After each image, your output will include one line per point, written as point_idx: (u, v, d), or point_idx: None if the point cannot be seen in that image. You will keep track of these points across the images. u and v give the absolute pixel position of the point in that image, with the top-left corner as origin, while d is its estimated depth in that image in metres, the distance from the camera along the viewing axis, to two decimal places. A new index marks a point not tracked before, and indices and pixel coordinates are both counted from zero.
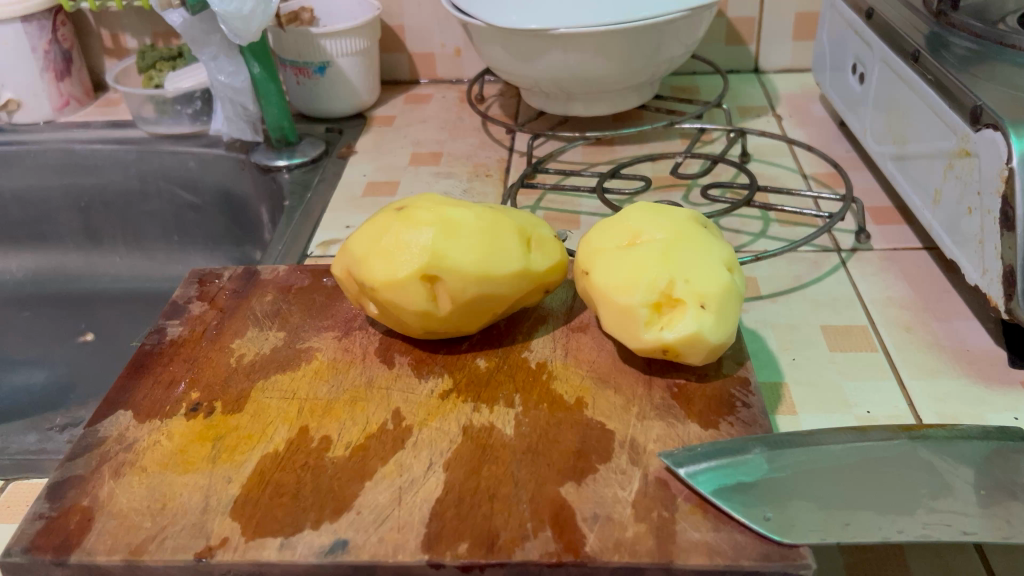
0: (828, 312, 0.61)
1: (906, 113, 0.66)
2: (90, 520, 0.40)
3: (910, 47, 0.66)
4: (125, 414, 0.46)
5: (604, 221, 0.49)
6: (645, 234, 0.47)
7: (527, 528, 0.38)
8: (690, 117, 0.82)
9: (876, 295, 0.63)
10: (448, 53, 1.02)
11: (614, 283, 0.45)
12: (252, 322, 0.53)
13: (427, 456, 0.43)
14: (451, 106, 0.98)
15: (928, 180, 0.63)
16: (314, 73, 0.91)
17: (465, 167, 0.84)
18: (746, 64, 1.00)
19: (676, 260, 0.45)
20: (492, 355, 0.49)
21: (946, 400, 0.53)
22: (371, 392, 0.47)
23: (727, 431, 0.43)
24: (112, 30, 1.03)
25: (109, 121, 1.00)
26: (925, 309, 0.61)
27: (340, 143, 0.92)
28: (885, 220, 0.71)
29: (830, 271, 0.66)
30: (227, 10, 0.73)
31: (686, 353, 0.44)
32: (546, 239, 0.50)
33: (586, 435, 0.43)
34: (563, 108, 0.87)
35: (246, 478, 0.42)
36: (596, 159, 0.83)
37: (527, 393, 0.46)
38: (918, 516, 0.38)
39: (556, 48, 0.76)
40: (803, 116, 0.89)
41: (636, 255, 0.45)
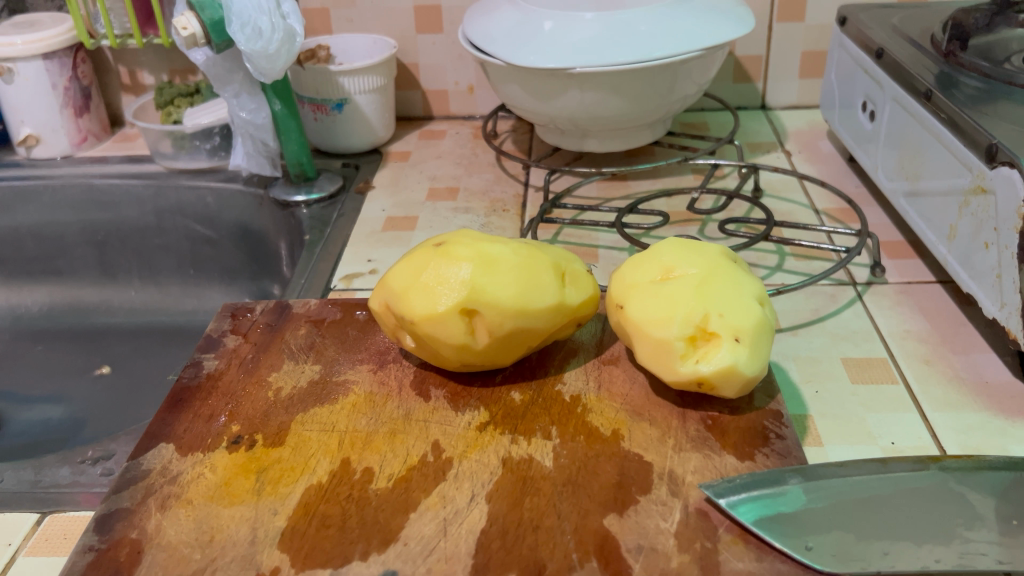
0: (848, 346, 0.63)
1: (919, 150, 0.68)
2: (139, 553, 0.41)
3: (921, 86, 0.68)
4: (166, 447, 0.47)
5: (637, 256, 0.50)
6: (678, 268, 0.48)
7: (572, 558, 0.39)
8: (703, 153, 0.84)
9: (894, 328, 0.64)
10: (461, 90, 1.04)
11: (648, 317, 0.46)
12: (287, 356, 0.54)
13: (469, 488, 0.43)
14: (465, 142, 0.99)
15: (943, 216, 0.64)
16: (332, 109, 0.93)
17: (482, 203, 0.86)
18: (754, 101, 1.02)
19: (710, 294, 0.46)
20: (526, 388, 0.50)
21: (968, 432, 0.54)
22: (409, 425, 0.48)
23: (763, 463, 0.44)
24: (130, 67, 1.04)
25: (126, 156, 1.01)
26: (943, 343, 0.62)
27: (357, 179, 0.93)
28: (898, 255, 0.72)
29: (847, 305, 0.67)
30: (253, 49, 0.74)
31: (721, 386, 0.45)
32: (579, 274, 0.51)
33: (625, 467, 0.44)
34: (578, 145, 0.88)
35: (291, 510, 0.42)
36: (612, 194, 0.84)
37: (563, 426, 0.47)
38: (954, 546, 0.40)
39: (573, 86, 0.78)
40: (812, 152, 0.91)
41: (671, 290, 0.46)
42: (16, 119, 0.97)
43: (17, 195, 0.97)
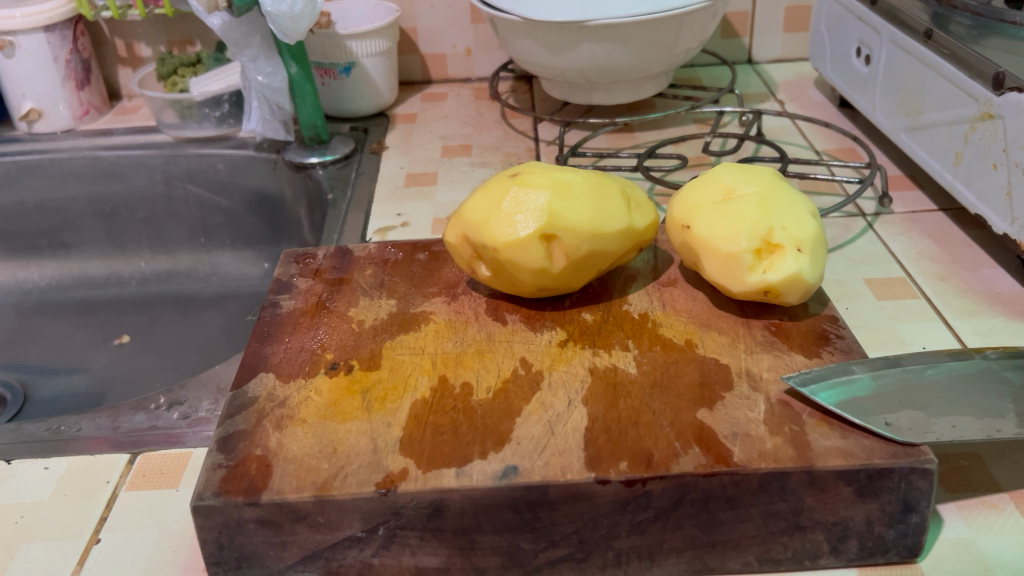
0: (868, 268, 0.67)
1: (920, 87, 0.73)
2: (268, 466, 0.43)
3: (920, 27, 0.72)
4: (267, 376, 0.49)
5: (695, 181, 0.54)
6: (737, 189, 0.51)
7: (676, 446, 0.43)
8: (707, 102, 0.88)
9: (907, 251, 0.69)
10: (459, 53, 1.06)
11: (716, 233, 0.50)
12: (361, 293, 0.56)
13: (565, 394, 0.47)
14: (468, 102, 1.02)
15: (947, 146, 0.69)
16: (340, 73, 0.95)
17: (496, 157, 0.89)
18: (741, 56, 1.06)
19: (772, 210, 0.50)
20: (596, 309, 0.54)
21: (990, 335, 0.59)
22: (494, 345, 0.51)
23: (829, 359, 0.48)
24: (127, 39, 1.04)
25: (129, 128, 1.01)
26: (954, 261, 0.67)
27: (369, 140, 0.95)
28: (901, 187, 0.78)
29: (861, 233, 0.72)
30: (279, 10, 0.76)
31: (785, 293, 0.49)
32: (641, 200, 0.55)
33: (705, 369, 0.48)
34: (585, 99, 0.91)
35: (404, 421, 0.45)
36: (622, 144, 0.88)
37: (639, 338, 0.51)
38: (1010, 418, 0.44)
39: (586, 40, 0.81)
40: (803, 101, 0.96)
41: (736, 209, 0.50)
42: (18, 93, 0.96)
43: (22, 169, 0.97)
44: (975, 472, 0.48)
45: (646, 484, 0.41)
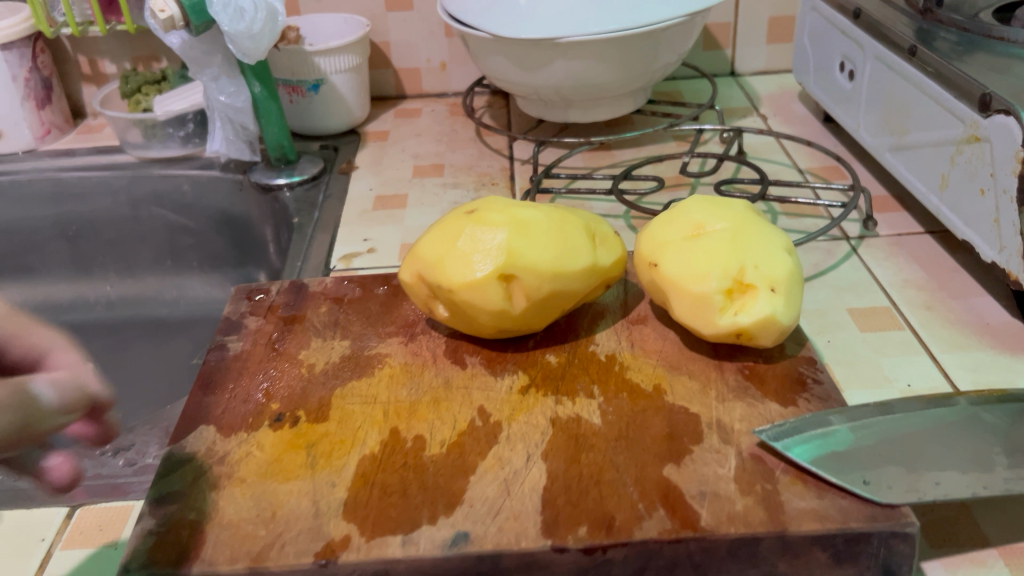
0: (852, 297, 0.65)
1: (904, 104, 0.70)
2: (201, 533, 0.40)
3: (904, 43, 0.70)
4: (208, 429, 0.46)
5: (663, 214, 0.51)
6: (708, 224, 0.49)
7: (640, 508, 0.40)
8: (686, 119, 0.85)
9: (892, 278, 0.66)
10: (434, 67, 1.03)
11: (685, 272, 0.47)
12: (313, 334, 0.53)
13: (524, 448, 0.44)
14: (442, 119, 0.99)
15: (933, 167, 0.67)
16: (308, 90, 0.91)
17: (470, 177, 0.86)
18: (724, 68, 1.04)
19: (744, 247, 0.47)
20: (561, 351, 0.51)
21: (978, 370, 0.56)
22: (451, 392, 0.48)
23: (805, 407, 0.45)
24: (91, 56, 1.00)
25: (93, 147, 0.98)
26: (941, 289, 0.64)
27: (339, 160, 0.91)
28: (886, 208, 0.75)
29: (844, 258, 0.69)
30: (236, 29, 0.73)
31: (759, 336, 0.46)
32: (607, 235, 0.52)
33: (674, 419, 0.45)
34: (561, 116, 0.88)
35: (350, 481, 0.42)
36: (599, 163, 0.85)
37: (605, 384, 0.48)
38: (997, 472, 0.41)
39: (560, 57, 0.78)
40: (787, 115, 0.93)
41: (705, 246, 0.47)
42: None
43: None
44: (962, 526, 0.45)
45: (606, 552, 0.38)
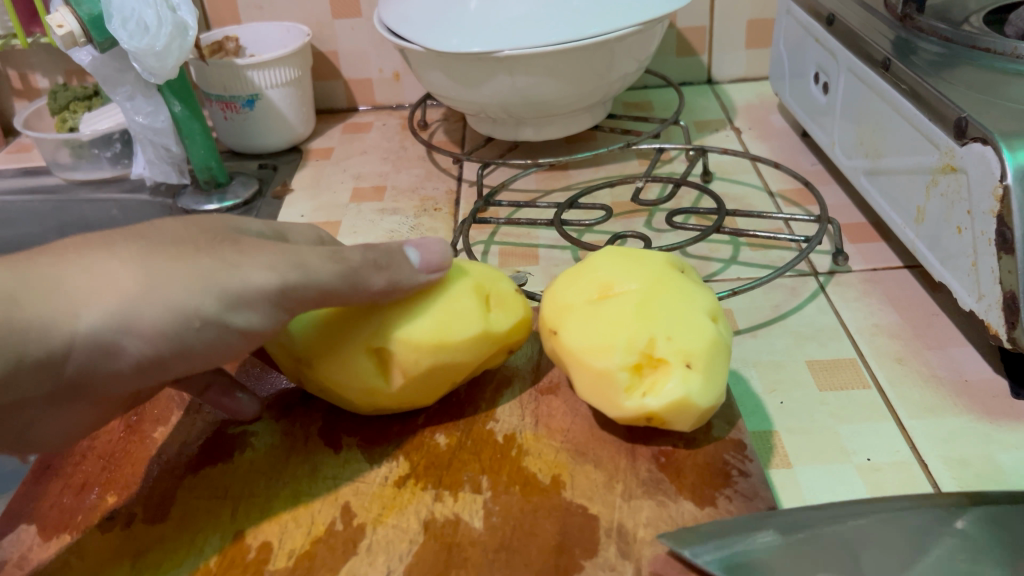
0: (813, 346, 0.57)
1: (879, 124, 0.62)
2: None
3: (879, 55, 0.61)
4: (28, 530, 0.40)
5: (571, 271, 0.44)
6: (618, 284, 0.41)
7: None
8: (647, 137, 0.78)
9: (862, 323, 0.58)
10: (387, 78, 0.96)
11: (586, 343, 0.39)
12: (177, 405, 0.47)
13: (384, 563, 0.37)
14: (392, 134, 0.92)
15: (909, 197, 0.59)
16: (243, 107, 0.84)
17: (411, 202, 0.79)
18: (700, 75, 0.96)
19: (656, 313, 0.39)
20: (453, 430, 0.44)
21: (951, 440, 0.48)
22: (315, 485, 0.41)
23: (725, 509, 0.38)
24: (20, 70, 0.94)
25: (20, 168, 0.92)
26: (916, 337, 0.57)
27: (275, 181, 0.85)
28: (862, 239, 0.67)
29: (809, 298, 0.61)
30: (138, 47, 0.66)
31: (673, 421, 0.39)
32: (509, 295, 0.45)
33: (567, 524, 0.38)
34: (513, 134, 0.81)
35: None
36: (551, 185, 0.78)
37: (496, 474, 0.41)
38: None
39: (502, 72, 0.71)
40: (763, 128, 0.85)
41: (610, 311, 0.40)
42: None
43: None
44: None
45: None
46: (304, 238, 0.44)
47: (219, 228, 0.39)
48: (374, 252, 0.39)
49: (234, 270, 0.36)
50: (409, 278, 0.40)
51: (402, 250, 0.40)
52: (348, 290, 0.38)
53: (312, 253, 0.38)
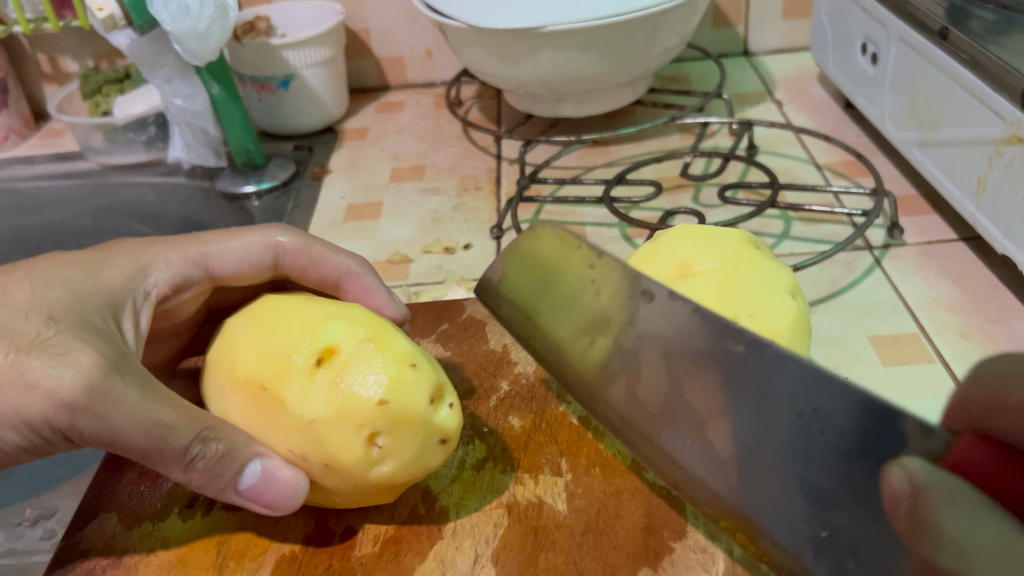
0: (874, 321, 0.56)
1: (932, 95, 0.61)
2: None
3: (935, 25, 0.60)
4: (110, 517, 0.40)
5: (643, 249, 0.43)
6: (695, 263, 0.41)
7: None
8: (691, 111, 0.77)
9: (921, 297, 0.58)
10: (418, 55, 0.95)
11: None
12: None
13: (471, 547, 0.36)
14: (426, 112, 0.91)
15: (968, 168, 0.58)
16: (277, 87, 0.84)
17: (452, 181, 0.78)
18: (735, 47, 0.94)
19: (738, 292, 0.39)
20: (526, 413, 0.43)
21: None
22: None
23: None
24: (50, 54, 0.93)
25: (53, 153, 0.91)
26: (978, 311, 0.56)
27: (312, 162, 0.84)
28: (914, 211, 0.66)
29: (866, 273, 0.61)
30: (180, 29, 0.65)
31: None
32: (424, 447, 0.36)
33: (653, 505, 0.38)
34: (553, 110, 0.80)
35: None
36: (593, 162, 0.77)
37: (575, 457, 0.40)
38: None
39: (544, 47, 0.70)
40: (804, 100, 0.84)
41: (690, 291, 0.39)
42: None
43: None
44: None
45: None
46: (232, 260, 0.43)
47: (77, 301, 0.35)
48: (210, 432, 0.34)
49: (21, 395, 0.32)
50: (231, 486, 0.35)
51: (237, 464, 0.34)
52: (156, 458, 0.33)
53: (122, 388, 0.33)
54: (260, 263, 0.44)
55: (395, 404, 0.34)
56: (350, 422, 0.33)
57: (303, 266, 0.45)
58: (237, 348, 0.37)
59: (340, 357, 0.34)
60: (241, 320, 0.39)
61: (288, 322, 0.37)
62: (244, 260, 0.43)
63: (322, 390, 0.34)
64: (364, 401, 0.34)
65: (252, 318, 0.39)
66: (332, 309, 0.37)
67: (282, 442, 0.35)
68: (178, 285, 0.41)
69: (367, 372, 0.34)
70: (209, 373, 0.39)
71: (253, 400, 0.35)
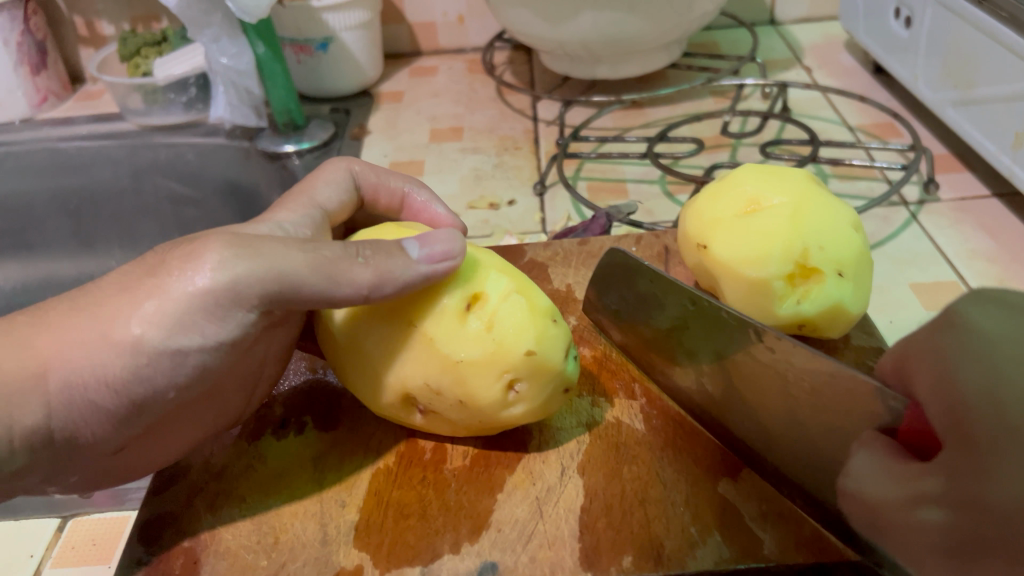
0: (914, 270, 0.59)
1: (970, 54, 0.63)
2: (196, 564, 0.36)
3: None
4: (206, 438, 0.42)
5: (710, 189, 0.45)
6: (764, 199, 0.42)
7: (693, 534, 0.35)
8: (726, 74, 0.79)
9: (959, 248, 0.60)
10: (450, 21, 0.96)
11: (740, 255, 0.41)
12: None
13: (557, 461, 0.39)
14: (460, 77, 0.92)
15: (1005, 124, 0.60)
16: (316, 50, 0.85)
17: (491, 141, 0.80)
18: (762, 16, 0.96)
19: (808, 224, 0.41)
20: (596, 344, 0.45)
21: None
22: None
23: None
24: (87, 17, 0.94)
25: (92, 115, 0.92)
26: (1014, 260, 0.58)
27: (351, 124, 0.86)
28: (947, 169, 0.68)
29: (903, 226, 0.63)
30: None
31: (825, 325, 0.41)
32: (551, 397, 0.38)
33: None
34: (589, 72, 0.82)
35: (362, 501, 0.37)
36: (630, 123, 0.79)
37: (648, 383, 0.42)
38: None
39: (588, 8, 0.71)
40: (833, 66, 0.86)
41: (763, 224, 0.41)
42: None
43: None
44: None
45: None
46: (334, 198, 0.44)
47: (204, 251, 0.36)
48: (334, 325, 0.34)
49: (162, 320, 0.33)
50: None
51: None
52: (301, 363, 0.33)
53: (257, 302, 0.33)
54: (344, 190, 0.45)
55: (540, 355, 0.36)
56: (497, 367, 0.35)
57: (374, 184, 0.46)
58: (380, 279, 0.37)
59: (489, 306, 0.36)
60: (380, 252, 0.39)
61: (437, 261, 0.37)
62: (341, 192, 0.45)
63: (472, 334, 0.35)
64: (511, 350, 0.35)
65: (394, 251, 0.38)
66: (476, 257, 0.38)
67: (419, 375, 0.36)
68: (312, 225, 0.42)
69: (516, 324, 0.36)
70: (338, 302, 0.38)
71: (397, 331, 0.36)
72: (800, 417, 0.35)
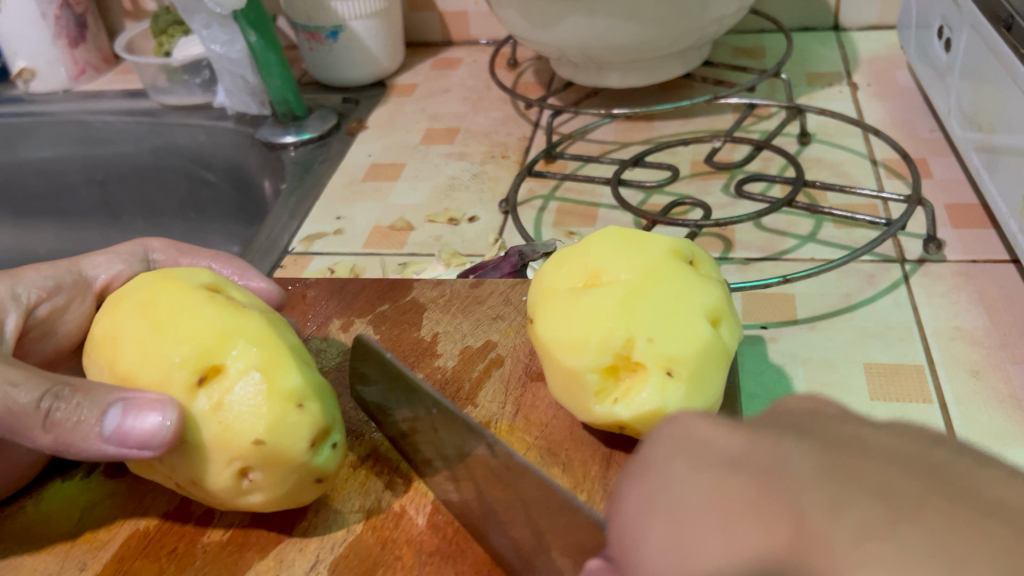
0: (878, 346, 0.50)
1: (994, 93, 0.53)
2: None
3: (1004, 12, 0.52)
4: None
5: (564, 252, 0.39)
6: (606, 274, 0.37)
7: None
8: (738, 91, 0.70)
9: (941, 324, 0.51)
10: (483, 11, 0.91)
11: (558, 338, 0.35)
12: None
13: (314, 551, 0.35)
14: (480, 72, 0.87)
15: (1018, 181, 0.50)
16: (327, 38, 0.82)
17: (481, 146, 0.75)
18: (825, 21, 0.86)
19: (640, 310, 0.34)
20: None
21: None
22: None
23: None
24: None
25: (124, 90, 0.94)
26: (1003, 347, 0.48)
27: (354, 116, 0.83)
28: (965, 223, 0.58)
29: (888, 289, 0.54)
30: None
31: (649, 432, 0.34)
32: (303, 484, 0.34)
33: None
34: (596, 79, 0.75)
35: (101, 566, 0.35)
36: (631, 138, 0.72)
37: None
38: None
39: (580, 12, 0.65)
40: (884, 85, 0.75)
41: (590, 304, 0.35)
42: (10, 51, 0.91)
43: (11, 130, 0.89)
44: None
45: None
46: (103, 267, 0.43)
47: None
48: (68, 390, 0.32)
49: None
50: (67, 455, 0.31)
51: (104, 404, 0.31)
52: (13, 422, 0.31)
53: None
54: (133, 266, 0.44)
55: (274, 445, 0.32)
56: (224, 453, 0.32)
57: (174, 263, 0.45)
58: (120, 340, 0.34)
59: (225, 381, 0.32)
60: (133, 304, 0.35)
61: (179, 326, 0.33)
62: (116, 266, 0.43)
63: (199, 414, 0.32)
64: (240, 435, 0.31)
65: (144, 308, 0.34)
66: (226, 320, 0.33)
67: None
68: (53, 290, 0.41)
69: (251, 407, 0.32)
70: (92, 350, 0.35)
71: None
72: (541, 529, 0.32)
